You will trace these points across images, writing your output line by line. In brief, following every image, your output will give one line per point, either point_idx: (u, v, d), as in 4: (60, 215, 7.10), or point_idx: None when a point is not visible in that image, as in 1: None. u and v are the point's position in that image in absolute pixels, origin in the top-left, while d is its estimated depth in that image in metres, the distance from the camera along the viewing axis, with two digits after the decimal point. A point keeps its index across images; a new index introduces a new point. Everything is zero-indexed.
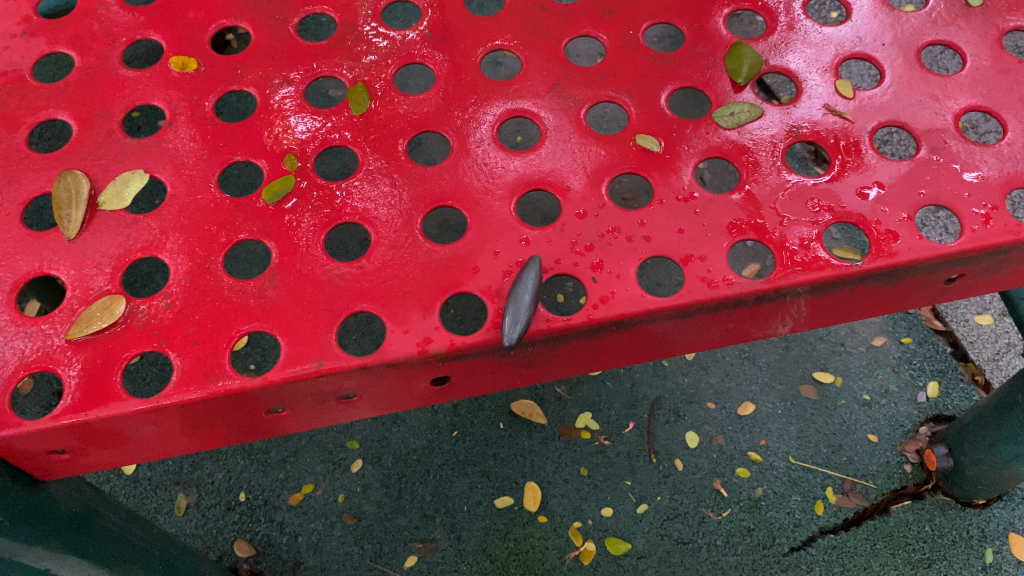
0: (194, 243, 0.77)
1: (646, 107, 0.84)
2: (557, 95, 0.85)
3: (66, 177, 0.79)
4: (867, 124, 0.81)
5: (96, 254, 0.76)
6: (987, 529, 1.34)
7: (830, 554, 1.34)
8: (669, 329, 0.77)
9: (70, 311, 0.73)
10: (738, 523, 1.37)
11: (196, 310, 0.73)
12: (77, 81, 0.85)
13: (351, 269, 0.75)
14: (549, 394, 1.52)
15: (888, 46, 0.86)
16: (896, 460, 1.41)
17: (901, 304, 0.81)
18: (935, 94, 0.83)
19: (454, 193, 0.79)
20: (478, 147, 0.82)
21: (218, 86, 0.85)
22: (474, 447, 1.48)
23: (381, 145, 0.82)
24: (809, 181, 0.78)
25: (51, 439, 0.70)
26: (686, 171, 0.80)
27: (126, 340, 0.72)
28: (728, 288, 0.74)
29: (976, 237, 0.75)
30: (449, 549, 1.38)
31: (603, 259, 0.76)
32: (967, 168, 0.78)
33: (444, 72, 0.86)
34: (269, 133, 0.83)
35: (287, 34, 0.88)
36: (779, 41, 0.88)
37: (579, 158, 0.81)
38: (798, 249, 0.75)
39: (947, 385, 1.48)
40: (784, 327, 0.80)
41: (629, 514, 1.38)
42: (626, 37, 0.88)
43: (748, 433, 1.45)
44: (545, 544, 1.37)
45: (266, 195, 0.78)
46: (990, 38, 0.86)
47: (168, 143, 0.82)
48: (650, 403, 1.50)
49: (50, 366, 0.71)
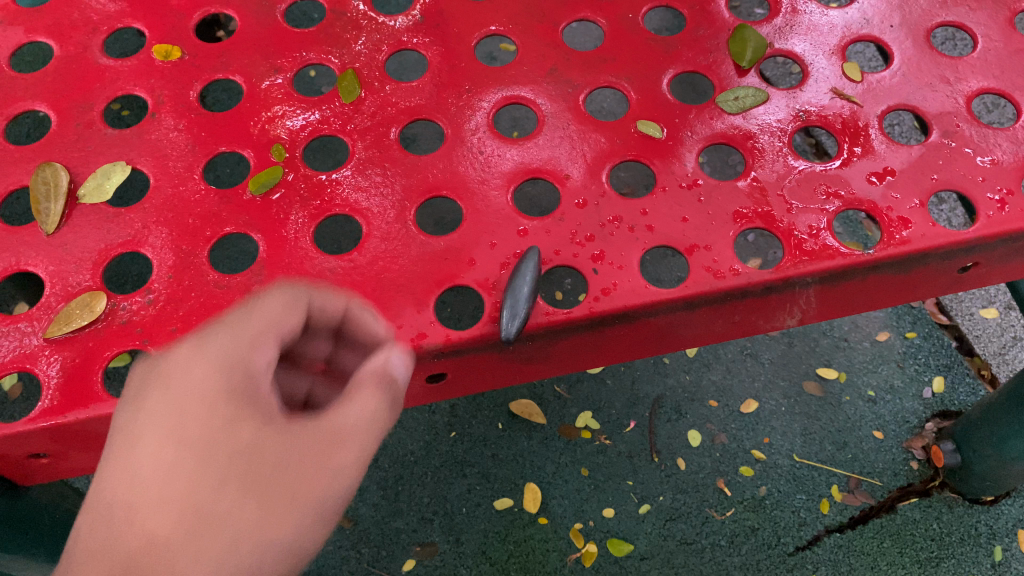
0: (178, 237, 0.74)
1: (647, 92, 0.81)
2: (555, 80, 0.82)
3: (45, 169, 0.76)
4: (876, 107, 0.79)
5: (76, 249, 0.73)
6: (996, 526, 1.32)
7: (836, 553, 1.32)
8: (674, 321, 0.74)
9: (48, 308, 0.70)
10: (742, 522, 1.34)
11: (180, 306, 0.70)
12: (55, 71, 0.82)
13: (341, 263, 0.72)
14: (548, 393, 1.48)
15: (896, 28, 0.84)
16: (902, 457, 1.38)
17: (912, 295, 0.78)
18: (945, 77, 0.80)
19: (448, 183, 0.76)
20: (473, 135, 0.79)
21: (203, 75, 0.82)
22: (472, 448, 1.44)
23: (373, 133, 0.79)
24: (818, 167, 0.75)
25: (28, 443, 0.66)
26: (689, 158, 0.77)
27: (107, 338, 0.69)
28: (735, 278, 0.71)
29: (991, 223, 0.72)
30: (448, 552, 1.35)
31: (604, 250, 0.73)
32: (980, 152, 0.75)
33: (437, 59, 0.83)
34: (256, 123, 0.80)
35: (274, 20, 0.85)
36: (783, 24, 0.85)
37: (578, 146, 0.78)
38: (807, 237, 0.72)
39: (953, 379, 1.45)
40: (793, 319, 0.76)
41: (631, 515, 1.35)
42: (626, 20, 0.85)
43: (752, 431, 1.42)
44: (546, 546, 1.34)
45: (253, 186, 0.75)
46: (1002, 19, 0.83)
47: (150, 134, 0.79)
48: (652, 401, 1.46)
49: (28, 366, 0.68)
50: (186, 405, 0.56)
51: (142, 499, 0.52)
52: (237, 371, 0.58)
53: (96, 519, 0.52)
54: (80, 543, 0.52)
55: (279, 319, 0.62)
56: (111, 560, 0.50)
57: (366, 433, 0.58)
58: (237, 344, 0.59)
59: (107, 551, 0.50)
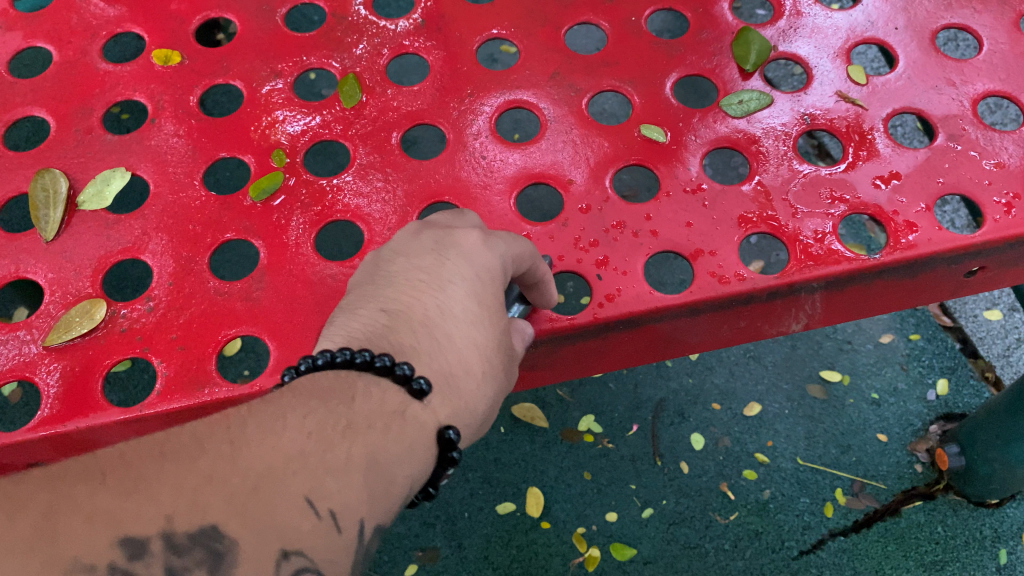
0: (179, 244, 0.73)
1: (651, 96, 0.81)
2: (558, 84, 0.81)
3: (44, 176, 0.75)
4: (881, 111, 0.78)
5: (75, 257, 0.73)
6: (1000, 529, 1.30)
7: (841, 557, 1.30)
8: (678, 327, 0.73)
9: (48, 316, 0.69)
10: (746, 526, 1.33)
11: (180, 313, 0.70)
12: (55, 76, 0.82)
13: (344, 269, 0.72)
14: (551, 396, 1.46)
15: (901, 30, 0.83)
16: (907, 460, 1.36)
17: (919, 298, 0.77)
18: (951, 79, 0.79)
19: (451, 188, 0.76)
20: (476, 140, 0.79)
21: (203, 80, 0.82)
22: (473, 452, 1.42)
23: (374, 139, 0.78)
24: (823, 171, 0.75)
25: (26, 453, 0.65)
26: (694, 162, 0.77)
27: (107, 346, 0.68)
28: (741, 283, 0.70)
29: (999, 227, 0.71)
30: (450, 557, 1.33)
31: (608, 255, 0.72)
32: (986, 156, 0.75)
33: (439, 63, 0.82)
34: (256, 128, 0.79)
35: (274, 25, 0.85)
36: (787, 26, 0.84)
37: (581, 151, 0.78)
38: (813, 242, 0.72)
39: (957, 381, 1.43)
40: (798, 325, 0.75)
41: (634, 519, 1.34)
42: (629, 23, 0.85)
43: (755, 434, 1.40)
44: (549, 550, 1.33)
45: (253, 192, 0.75)
46: (1007, 21, 0.82)
47: (151, 140, 0.78)
48: (654, 405, 1.45)
49: (27, 374, 0.67)
50: (476, 275, 0.63)
51: (453, 324, 0.62)
52: (501, 283, 0.64)
53: (410, 324, 0.62)
54: (394, 335, 0.61)
55: (524, 259, 0.66)
56: (432, 363, 0.61)
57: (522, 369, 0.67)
58: (520, 247, 0.65)
59: (430, 356, 0.61)
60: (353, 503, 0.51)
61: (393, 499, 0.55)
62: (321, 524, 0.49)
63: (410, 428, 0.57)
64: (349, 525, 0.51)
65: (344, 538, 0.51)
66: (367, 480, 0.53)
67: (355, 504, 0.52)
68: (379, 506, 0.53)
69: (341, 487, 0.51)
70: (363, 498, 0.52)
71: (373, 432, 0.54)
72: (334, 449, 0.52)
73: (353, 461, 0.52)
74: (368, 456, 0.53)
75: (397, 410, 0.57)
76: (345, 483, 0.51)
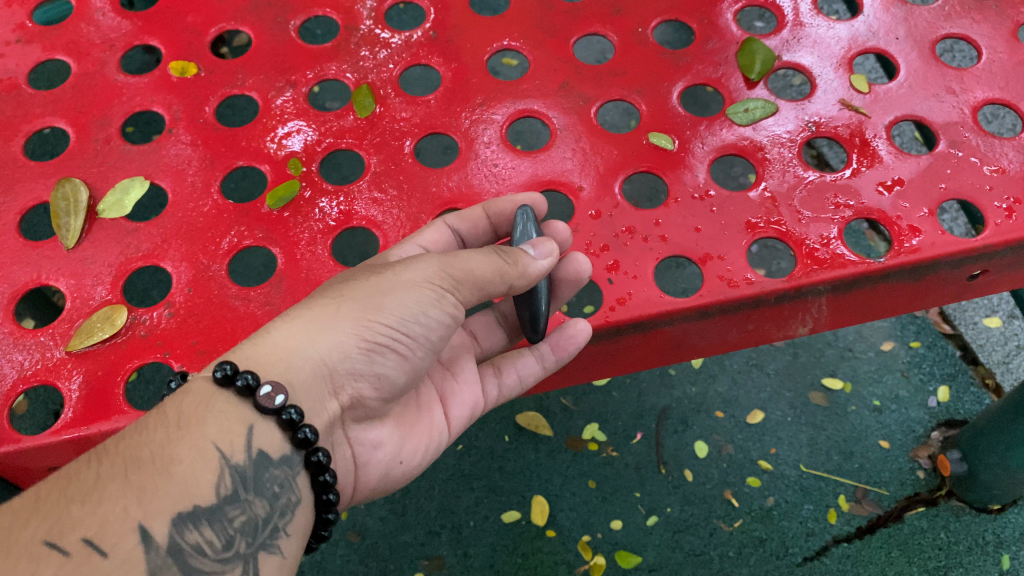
0: (197, 250, 0.74)
1: (658, 105, 0.83)
2: (567, 94, 0.83)
3: (65, 185, 0.77)
4: (884, 118, 0.80)
5: (96, 264, 0.74)
6: (1003, 535, 1.27)
7: (844, 564, 1.26)
8: (688, 330, 0.74)
9: (69, 323, 0.70)
10: (750, 533, 1.28)
11: (200, 318, 0.71)
12: (73, 87, 0.83)
13: None
14: (555, 405, 1.42)
15: (902, 40, 0.85)
16: (909, 467, 1.33)
17: (923, 303, 0.78)
18: (951, 88, 0.82)
19: (464, 196, 0.78)
20: (487, 148, 0.81)
21: (219, 91, 0.83)
22: (479, 461, 1.37)
23: (388, 148, 0.80)
24: (828, 177, 0.76)
25: (50, 456, 0.67)
26: (701, 169, 0.78)
27: (128, 351, 0.69)
28: (749, 287, 0.72)
29: (1000, 230, 0.73)
30: (457, 566, 1.27)
31: (619, 259, 0.74)
32: (986, 162, 0.77)
33: (450, 74, 0.84)
34: (271, 140, 0.80)
35: (289, 37, 0.87)
36: (790, 37, 0.86)
37: (591, 158, 0.80)
38: (819, 247, 0.73)
39: (959, 388, 1.39)
40: (805, 328, 0.76)
41: (639, 527, 1.29)
42: (636, 35, 0.87)
43: (758, 441, 1.36)
44: (554, 559, 1.27)
45: (270, 200, 0.76)
46: (1005, 31, 0.85)
47: (168, 150, 0.80)
48: (658, 412, 1.40)
49: (50, 380, 0.68)
50: None
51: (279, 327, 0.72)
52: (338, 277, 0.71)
53: None
54: None
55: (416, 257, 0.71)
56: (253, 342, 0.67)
57: (411, 296, 0.69)
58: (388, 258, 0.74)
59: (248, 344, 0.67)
60: (109, 520, 0.56)
61: (183, 484, 0.59)
62: (73, 555, 0.54)
63: (191, 400, 0.64)
64: (116, 540, 0.55)
65: (123, 545, 0.55)
66: (131, 485, 0.57)
67: (117, 516, 0.56)
68: (154, 503, 0.58)
69: (91, 510, 0.56)
70: (131, 504, 0.57)
71: (124, 444, 0.60)
72: (81, 477, 0.57)
73: (105, 475, 0.57)
74: (128, 464, 0.58)
75: (166, 408, 0.63)
76: (103, 498, 0.56)
